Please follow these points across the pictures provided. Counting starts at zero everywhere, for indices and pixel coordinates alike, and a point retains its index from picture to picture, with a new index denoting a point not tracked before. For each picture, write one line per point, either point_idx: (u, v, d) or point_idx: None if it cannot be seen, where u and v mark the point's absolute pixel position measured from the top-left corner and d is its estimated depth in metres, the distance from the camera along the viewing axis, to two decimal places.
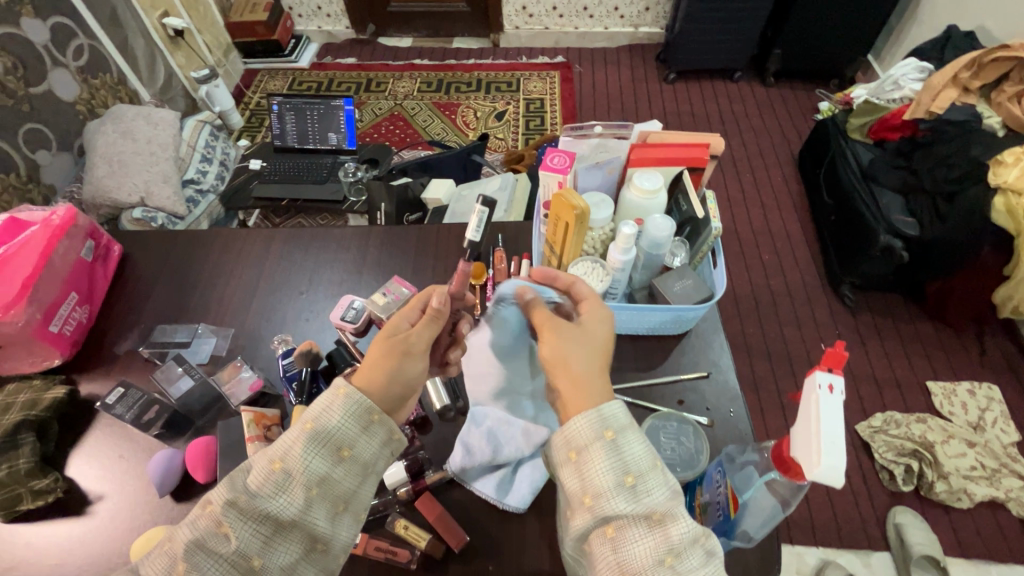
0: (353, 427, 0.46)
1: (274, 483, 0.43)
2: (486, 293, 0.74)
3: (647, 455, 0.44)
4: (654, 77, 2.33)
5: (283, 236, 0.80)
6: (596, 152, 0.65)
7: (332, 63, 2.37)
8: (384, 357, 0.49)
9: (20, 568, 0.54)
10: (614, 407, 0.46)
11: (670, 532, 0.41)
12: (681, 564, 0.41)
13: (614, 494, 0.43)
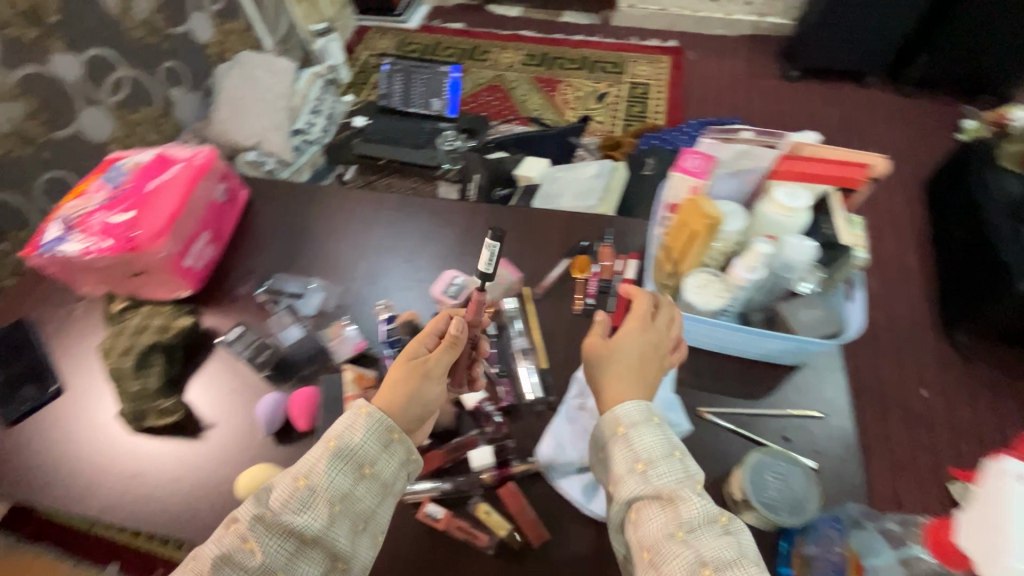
0: (374, 446, 0.51)
1: (298, 499, 0.47)
2: (588, 288, 0.72)
3: (661, 447, 0.50)
4: (773, 72, 2.14)
5: (396, 201, 0.81)
6: (738, 159, 0.63)
7: (440, 27, 2.37)
8: (406, 379, 0.54)
9: (142, 475, 0.60)
10: (632, 405, 0.52)
11: (681, 511, 0.46)
12: (694, 538, 0.45)
13: (627, 479, 0.49)
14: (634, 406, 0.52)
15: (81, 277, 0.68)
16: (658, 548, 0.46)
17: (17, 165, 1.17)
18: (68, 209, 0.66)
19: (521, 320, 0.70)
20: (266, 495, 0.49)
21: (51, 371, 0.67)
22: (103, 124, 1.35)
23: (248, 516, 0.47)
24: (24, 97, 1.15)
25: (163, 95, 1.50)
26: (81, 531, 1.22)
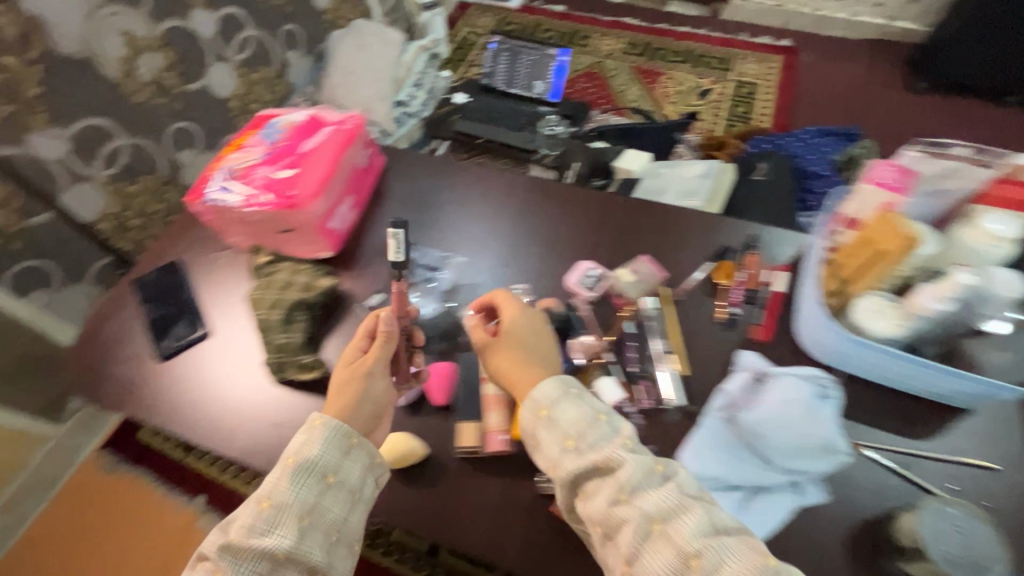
0: (333, 454, 0.56)
1: (264, 521, 0.51)
2: (733, 296, 0.67)
3: (587, 417, 0.55)
4: (897, 82, 1.96)
5: (533, 181, 0.80)
6: (945, 176, 0.65)
7: (541, 8, 2.31)
8: (351, 381, 0.60)
9: (283, 425, 0.63)
10: (545, 386, 0.57)
11: (617, 475, 0.51)
12: (635, 498, 0.50)
13: (562, 460, 0.53)
14: (550, 383, 0.57)
15: (232, 228, 0.69)
16: (606, 518, 0.50)
17: (152, 113, 1.25)
18: (229, 161, 0.67)
19: (661, 322, 0.66)
20: (230, 526, 0.52)
21: (200, 314, 0.71)
22: (227, 80, 1.41)
23: (212, 551, 0.51)
24: (165, 49, 1.23)
25: (281, 57, 1.55)
26: (177, 459, 1.32)
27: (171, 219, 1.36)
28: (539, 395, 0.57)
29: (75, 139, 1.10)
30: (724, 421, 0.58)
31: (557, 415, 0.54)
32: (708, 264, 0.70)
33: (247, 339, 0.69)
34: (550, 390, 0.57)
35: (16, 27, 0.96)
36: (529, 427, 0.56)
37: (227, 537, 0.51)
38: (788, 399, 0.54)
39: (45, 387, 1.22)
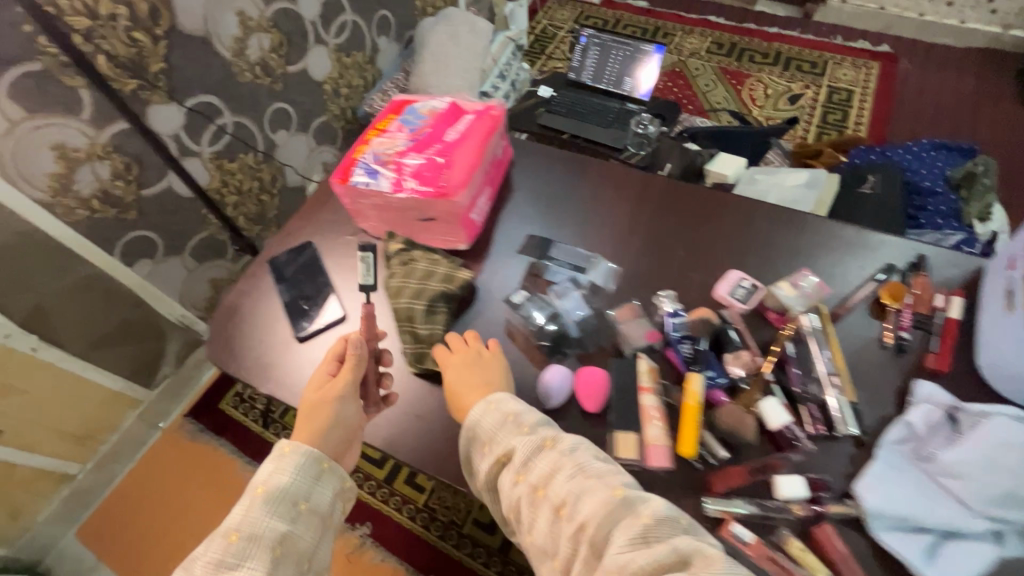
0: (303, 482, 0.52)
1: (234, 554, 0.47)
2: (901, 320, 0.57)
3: (501, 415, 0.51)
4: (1009, 94, 1.79)
5: (666, 184, 0.71)
6: None
7: (622, 3, 2.24)
8: (311, 408, 0.56)
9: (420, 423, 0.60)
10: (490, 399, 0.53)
11: (512, 458, 0.48)
12: (529, 475, 0.46)
13: (479, 460, 0.50)
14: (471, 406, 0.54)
15: (365, 213, 0.68)
16: (515, 509, 0.46)
17: (256, 94, 1.24)
18: (372, 143, 0.66)
19: (823, 336, 0.56)
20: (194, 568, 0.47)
21: (331, 294, 0.67)
22: (324, 64, 1.39)
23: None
24: (272, 31, 1.21)
25: (373, 42, 1.54)
26: (254, 434, 1.32)
27: (263, 197, 1.37)
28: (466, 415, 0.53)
29: (188, 115, 1.12)
30: (910, 458, 0.48)
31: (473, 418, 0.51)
32: (868, 284, 0.60)
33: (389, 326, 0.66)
34: (482, 415, 0.51)
35: (148, 4, 0.96)
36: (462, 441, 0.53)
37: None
38: (996, 441, 0.43)
39: (143, 352, 1.25)
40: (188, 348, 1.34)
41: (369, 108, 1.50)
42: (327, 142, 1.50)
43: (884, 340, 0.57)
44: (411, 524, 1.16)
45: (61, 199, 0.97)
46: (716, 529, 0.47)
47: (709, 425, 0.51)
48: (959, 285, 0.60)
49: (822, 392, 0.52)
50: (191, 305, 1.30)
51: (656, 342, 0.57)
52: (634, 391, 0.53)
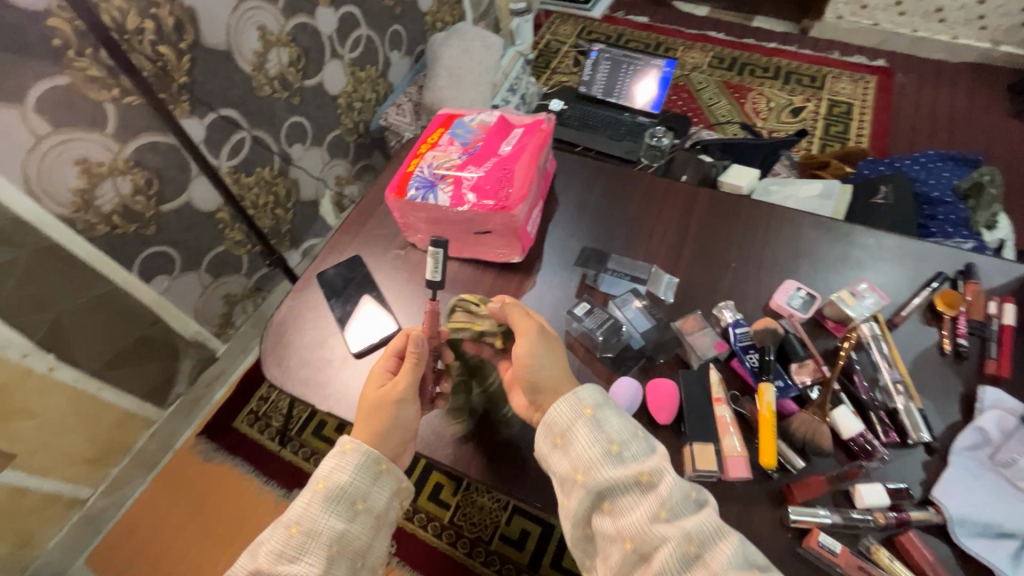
0: (362, 481, 0.50)
1: (294, 547, 0.46)
2: (958, 327, 0.58)
3: (628, 428, 0.49)
4: (1002, 108, 1.85)
5: (711, 195, 0.72)
6: None
7: (624, 19, 2.28)
8: (376, 408, 0.54)
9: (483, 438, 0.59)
10: (586, 387, 0.52)
11: (660, 490, 0.44)
12: (675, 514, 0.44)
13: (603, 463, 0.47)
14: (562, 401, 0.51)
15: (415, 226, 0.69)
16: (642, 533, 0.43)
17: (273, 107, 1.16)
18: (425, 158, 0.67)
19: (886, 346, 0.56)
20: (261, 550, 0.48)
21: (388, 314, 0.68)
22: (339, 78, 1.30)
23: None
24: (291, 45, 1.14)
25: (386, 57, 1.45)
26: (272, 452, 1.29)
27: (277, 212, 1.29)
28: (557, 414, 0.50)
29: (208, 129, 1.05)
30: (988, 464, 0.49)
31: (604, 416, 0.49)
32: (923, 291, 0.61)
33: None
34: (558, 407, 0.50)
35: (172, 17, 0.91)
36: (566, 425, 0.49)
37: (256, 564, 0.47)
38: None
39: (156, 373, 1.21)
40: (202, 366, 1.30)
41: (382, 121, 1.46)
42: (340, 156, 1.41)
43: (942, 347, 0.57)
44: (437, 542, 1.13)
45: (83, 215, 0.91)
46: (800, 540, 0.47)
47: (782, 434, 0.52)
48: (1006, 292, 0.62)
49: (891, 399, 0.53)
50: (206, 322, 1.26)
51: (723, 352, 0.57)
52: (705, 402, 0.54)
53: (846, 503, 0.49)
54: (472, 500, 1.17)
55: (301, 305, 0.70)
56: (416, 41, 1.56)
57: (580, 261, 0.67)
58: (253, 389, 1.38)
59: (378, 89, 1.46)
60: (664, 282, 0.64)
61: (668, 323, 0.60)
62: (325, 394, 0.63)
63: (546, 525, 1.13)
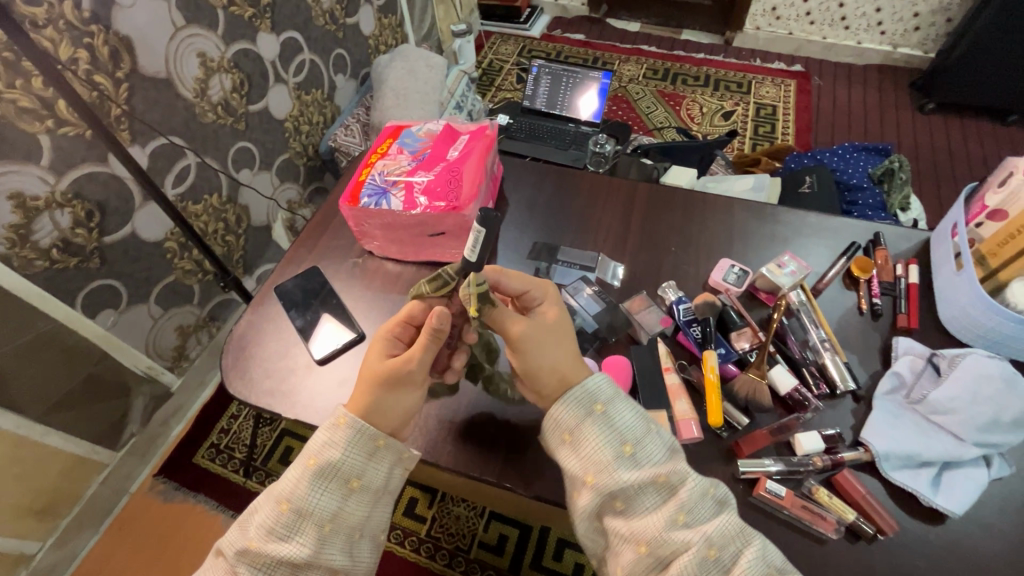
0: (357, 457, 0.50)
1: (284, 525, 0.48)
2: (872, 288, 0.65)
3: (640, 422, 0.50)
4: (906, 104, 2.04)
5: (649, 188, 0.78)
6: None
7: (561, 36, 2.38)
8: (380, 385, 0.51)
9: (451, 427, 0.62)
10: (596, 380, 0.51)
11: (679, 493, 0.46)
12: (693, 518, 0.46)
13: (618, 465, 0.48)
14: (571, 398, 0.50)
15: (371, 233, 0.72)
16: (659, 538, 0.45)
17: (219, 133, 1.14)
18: (377, 166, 0.71)
19: (812, 310, 0.62)
20: (252, 524, 0.50)
21: (350, 319, 0.69)
22: (285, 102, 1.29)
23: (232, 554, 0.49)
24: (233, 71, 1.12)
25: (331, 81, 1.45)
26: (237, 484, 1.24)
27: (228, 238, 1.27)
28: (567, 412, 0.50)
29: (151, 157, 1.02)
30: (905, 404, 0.55)
31: (616, 413, 0.49)
32: (840, 260, 0.68)
33: None
34: (560, 411, 0.50)
35: (107, 47, 0.88)
36: (577, 423, 0.50)
37: (245, 541, 0.48)
38: (978, 376, 0.51)
39: (107, 413, 1.15)
40: (156, 402, 1.25)
41: (332, 143, 1.41)
42: (291, 180, 1.40)
43: (860, 307, 0.65)
44: (415, 557, 1.12)
45: (20, 250, 0.87)
46: (751, 489, 0.52)
47: (728, 396, 0.57)
48: (910, 255, 0.70)
49: (818, 355, 0.59)
50: (159, 355, 1.21)
51: (668, 327, 0.63)
52: (656, 372, 0.59)
53: (788, 452, 0.54)
54: (448, 510, 1.16)
55: (260, 319, 0.71)
56: (361, 64, 1.58)
57: (532, 254, 0.72)
58: (212, 421, 1.33)
59: (325, 113, 1.47)
60: (610, 268, 0.69)
61: (617, 305, 0.65)
62: (290, 401, 0.63)
63: (523, 526, 1.14)
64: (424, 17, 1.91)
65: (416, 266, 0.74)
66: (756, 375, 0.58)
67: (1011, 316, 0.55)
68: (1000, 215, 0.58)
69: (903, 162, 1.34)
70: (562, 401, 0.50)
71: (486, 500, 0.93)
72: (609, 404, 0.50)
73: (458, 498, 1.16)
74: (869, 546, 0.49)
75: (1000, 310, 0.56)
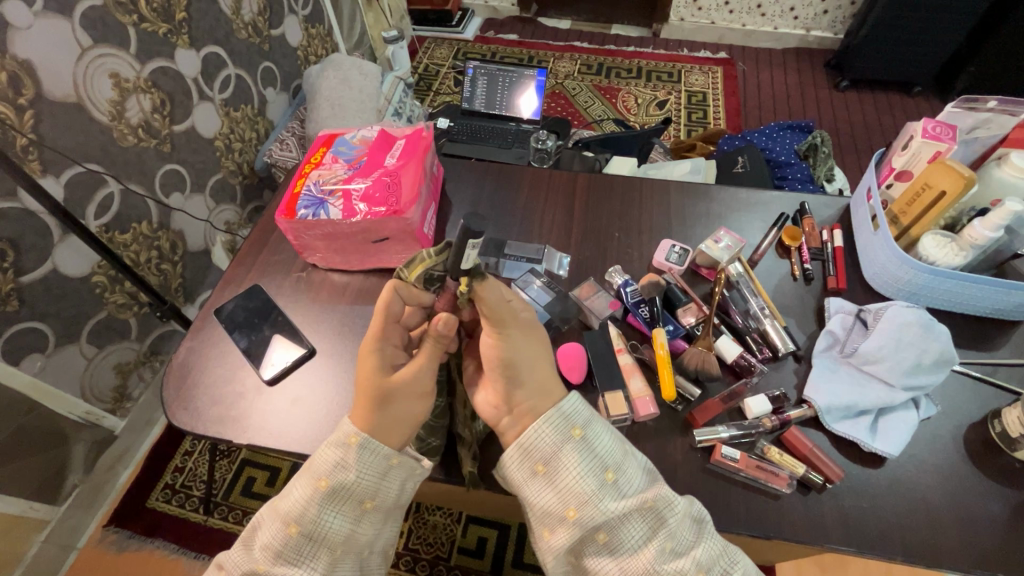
0: (370, 478, 0.47)
1: (294, 548, 0.46)
2: (803, 255, 0.70)
3: (616, 446, 0.48)
4: (823, 82, 2.17)
5: (589, 177, 0.80)
6: None
7: (495, 37, 2.39)
8: (400, 399, 0.48)
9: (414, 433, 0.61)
10: (571, 401, 0.48)
11: (666, 521, 0.45)
12: (679, 546, 0.45)
13: (600, 496, 0.45)
14: (548, 424, 0.47)
15: (312, 245, 0.70)
16: (648, 571, 0.44)
17: (142, 157, 1.08)
18: (311, 177, 0.69)
19: (750, 281, 0.67)
20: (256, 544, 0.48)
21: (298, 335, 0.67)
22: (212, 120, 1.23)
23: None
24: (151, 91, 1.06)
25: (260, 95, 1.40)
26: (198, 524, 1.18)
27: (164, 266, 1.20)
28: (543, 438, 0.47)
29: (68, 188, 0.95)
30: (841, 358, 0.60)
31: (596, 439, 0.46)
32: (771, 230, 0.73)
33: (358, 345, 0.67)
34: (537, 433, 0.47)
35: (4, 72, 0.81)
36: (552, 452, 0.47)
37: (252, 563, 0.46)
38: (899, 325, 0.55)
39: (44, 465, 1.07)
40: (98, 448, 1.18)
41: (267, 159, 1.35)
42: (227, 201, 1.34)
43: (795, 274, 0.69)
44: (395, 571, 1.10)
45: None
46: (709, 457, 0.56)
47: (679, 369, 0.61)
48: (834, 220, 0.75)
49: (760, 322, 0.64)
50: (98, 398, 1.13)
51: (617, 310, 0.65)
52: (609, 353, 0.61)
53: (739, 417, 0.58)
54: (425, 520, 1.14)
55: (202, 345, 0.68)
56: (290, 76, 1.53)
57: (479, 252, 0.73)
58: (165, 461, 1.26)
59: (258, 128, 1.41)
60: (556, 258, 0.71)
61: (567, 293, 0.67)
62: (240, 427, 0.61)
63: (502, 526, 1.14)
64: (353, 24, 1.87)
65: (364, 275, 0.73)
66: (704, 347, 0.62)
67: (924, 265, 0.61)
68: (907, 176, 0.64)
69: (825, 137, 1.42)
70: (536, 428, 0.47)
71: (461, 505, 0.92)
72: (586, 428, 0.48)
73: (433, 506, 1.14)
74: (819, 496, 0.53)
75: (914, 261, 0.61)
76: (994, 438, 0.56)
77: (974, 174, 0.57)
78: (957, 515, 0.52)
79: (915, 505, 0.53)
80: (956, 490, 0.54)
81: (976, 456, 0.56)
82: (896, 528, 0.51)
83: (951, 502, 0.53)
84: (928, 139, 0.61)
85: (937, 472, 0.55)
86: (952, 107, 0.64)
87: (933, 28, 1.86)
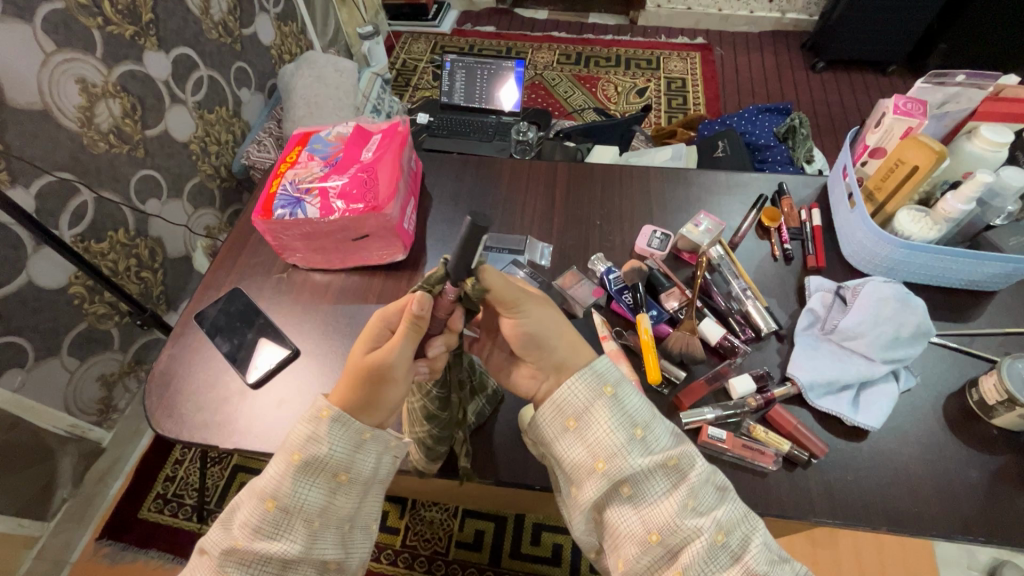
0: (344, 451, 0.47)
1: (271, 523, 0.45)
2: (782, 236, 0.71)
3: (644, 406, 0.48)
4: (799, 65, 2.18)
5: (569, 167, 0.80)
6: None
7: (472, 30, 2.37)
8: (358, 378, 0.47)
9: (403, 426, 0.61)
10: (603, 360, 0.48)
11: (689, 478, 0.45)
12: (702, 504, 0.45)
13: (629, 450, 0.45)
14: (579, 380, 0.47)
15: (291, 246, 0.69)
16: (671, 526, 0.44)
17: (115, 163, 1.05)
18: (287, 175, 0.68)
19: (731, 263, 0.68)
20: (235, 522, 0.47)
21: (281, 335, 0.67)
22: (185, 123, 1.21)
23: (218, 555, 0.46)
24: (121, 95, 1.03)
25: (234, 96, 1.37)
26: (193, 531, 1.17)
27: (144, 274, 1.18)
28: (574, 394, 0.47)
29: (39, 199, 0.92)
30: (822, 335, 0.61)
31: (626, 397, 0.47)
32: (750, 213, 0.73)
33: (342, 343, 0.66)
34: (566, 393, 0.47)
35: None
36: (583, 407, 0.47)
37: (231, 540, 0.46)
38: (877, 300, 0.57)
39: (31, 480, 1.05)
40: (86, 461, 1.16)
41: (245, 160, 1.32)
42: (205, 205, 1.32)
43: (775, 255, 0.70)
44: (394, 569, 1.10)
45: None
46: (697, 439, 0.57)
47: (663, 353, 0.62)
48: (812, 200, 0.76)
49: (742, 303, 0.64)
50: (83, 411, 1.12)
51: (601, 298, 0.66)
52: (594, 341, 0.61)
53: (724, 397, 0.59)
54: (421, 517, 1.14)
55: (183, 352, 0.67)
56: (265, 75, 1.50)
57: None
58: (155, 470, 1.25)
59: (234, 129, 1.39)
60: (538, 249, 0.71)
61: (550, 283, 0.68)
62: (225, 431, 0.60)
63: (498, 518, 1.14)
64: (327, 21, 1.84)
65: (346, 274, 0.72)
66: (688, 331, 0.62)
67: (900, 241, 0.62)
68: (881, 153, 0.65)
69: (804, 118, 1.43)
70: (568, 384, 0.47)
71: (457, 499, 0.92)
72: (619, 386, 0.48)
73: (429, 502, 1.14)
74: (805, 471, 0.54)
75: (891, 237, 0.62)
76: (972, 406, 0.58)
77: (945, 148, 0.58)
78: (938, 480, 0.53)
79: (897, 475, 0.54)
80: (936, 459, 0.55)
81: (954, 424, 0.57)
82: (878, 497, 0.53)
83: (932, 470, 0.54)
84: (900, 116, 0.61)
85: (917, 440, 0.56)
86: (921, 83, 0.64)
87: (906, 8, 1.88)
